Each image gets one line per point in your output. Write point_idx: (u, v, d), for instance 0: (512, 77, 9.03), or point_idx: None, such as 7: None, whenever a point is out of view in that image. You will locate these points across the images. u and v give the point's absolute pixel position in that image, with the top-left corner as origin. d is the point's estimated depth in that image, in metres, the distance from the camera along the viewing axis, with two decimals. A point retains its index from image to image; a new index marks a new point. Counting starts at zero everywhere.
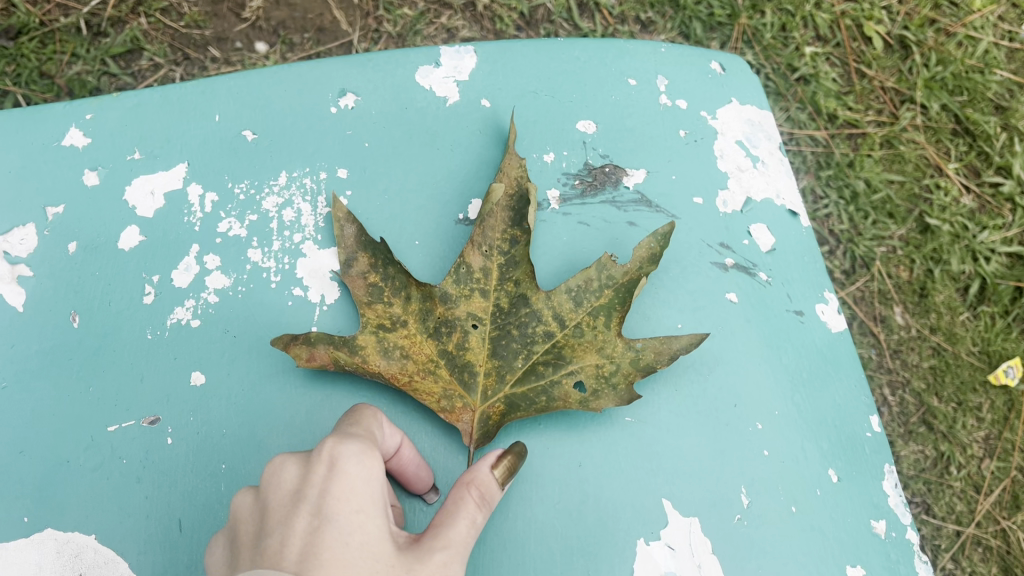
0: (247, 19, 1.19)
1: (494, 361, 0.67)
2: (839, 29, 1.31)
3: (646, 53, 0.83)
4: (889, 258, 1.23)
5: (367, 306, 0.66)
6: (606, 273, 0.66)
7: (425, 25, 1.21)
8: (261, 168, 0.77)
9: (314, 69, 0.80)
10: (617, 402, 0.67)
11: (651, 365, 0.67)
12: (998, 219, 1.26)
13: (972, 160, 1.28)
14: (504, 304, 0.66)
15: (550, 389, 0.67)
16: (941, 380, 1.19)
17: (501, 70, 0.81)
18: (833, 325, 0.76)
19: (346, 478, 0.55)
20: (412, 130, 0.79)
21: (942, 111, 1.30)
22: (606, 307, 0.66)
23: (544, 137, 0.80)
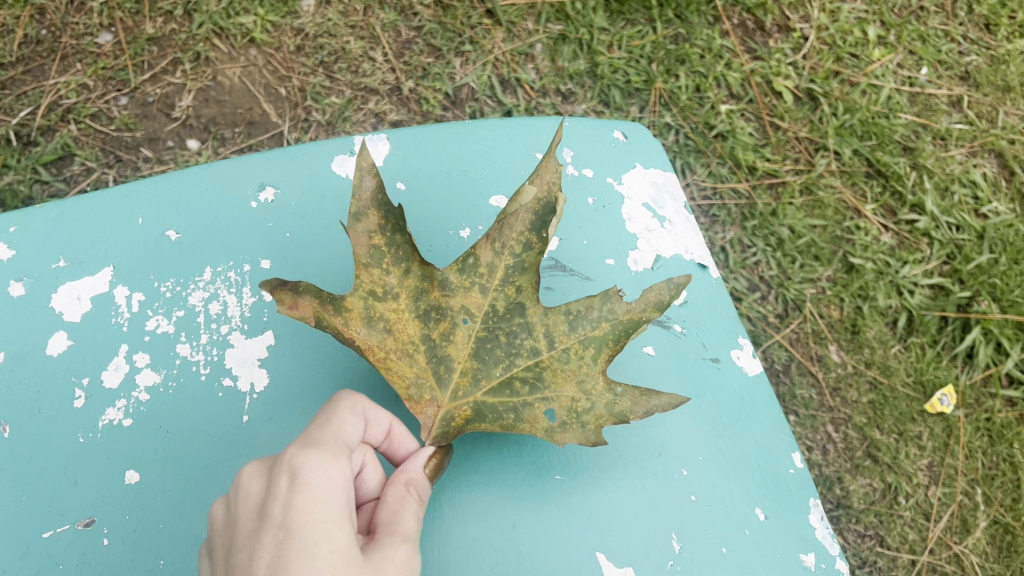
0: (177, 118, 1.22)
1: (473, 362, 0.66)
2: (750, 86, 1.39)
3: (551, 128, 0.87)
4: (819, 299, 1.27)
5: (365, 269, 0.64)
6: (607, 307, 0.64)
7: (353, 112, 1.25)
8: (186, 266, 0.78)
9: (235, 166, 0.82)
10: (581, 439, 0.65)
11: (625, 413, 0.64)
12: (916, 253, 1.32)
13: (887, 200, 1.35)
14: (499, 306, 0.65)
15: (521, 407, 0.66)
16: (881, 413, 1.23)
17: (413, 154, 0.84)
18: (749, 369, 0.79)
19: (308, 489, 0.52)
20: (332, 217, 0.82)
21: (854, 156, 1.37)
22: (597, 339, 0.64)
23: (460, 214, 0.82)
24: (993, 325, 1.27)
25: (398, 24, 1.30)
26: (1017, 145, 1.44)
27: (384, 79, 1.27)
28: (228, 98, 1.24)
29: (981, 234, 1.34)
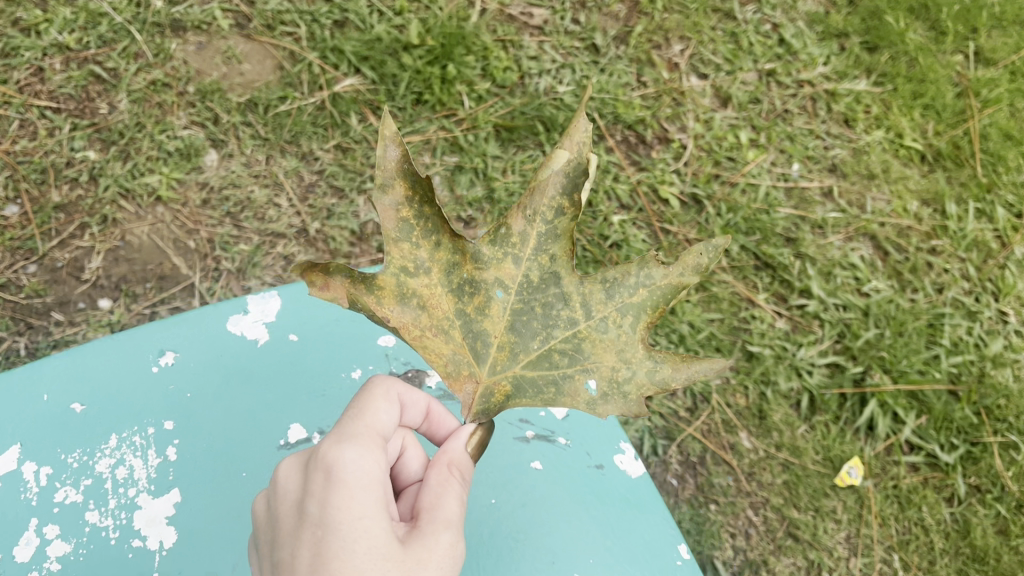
0: (87, 280, 1.28)
1: (511, 335, 0.68)
2: (638, 196, 1.49)
3: None
4: (725, 389, 1.34)
5: (395, 244, 0.65)
6: (646, 276, 0.66)
7: (262, 256, 1.33)
8: (92, 436, 0.88)
9: (134, 337, 0.93)
10: (623, 410, 0.67)
11: (666, 378, 0.66)
12: (809, 335, 1.41)
13: (778, 288, 1.45)
14: (533, 276, 0.67)
15: (563, 380, 0.68)
16: (795, 492, 1.30)
17: (302, 306, 0.99)
18: (631, 471, 0.97)
19: (343, 484, 0.61)
20: (229, 373, 0.94)
21: (742, 251, 1.47)
22: (634, 307, 0.66)
23: (352, 359, 0.98)
24: (887, 397, 1.36)
25: (300, 169, 1.39)
26: (887, 227, 1.58)
27: (290, 223, 1.36)
28: (137, 255, 1.31)
29: (866, 311, 1.44)
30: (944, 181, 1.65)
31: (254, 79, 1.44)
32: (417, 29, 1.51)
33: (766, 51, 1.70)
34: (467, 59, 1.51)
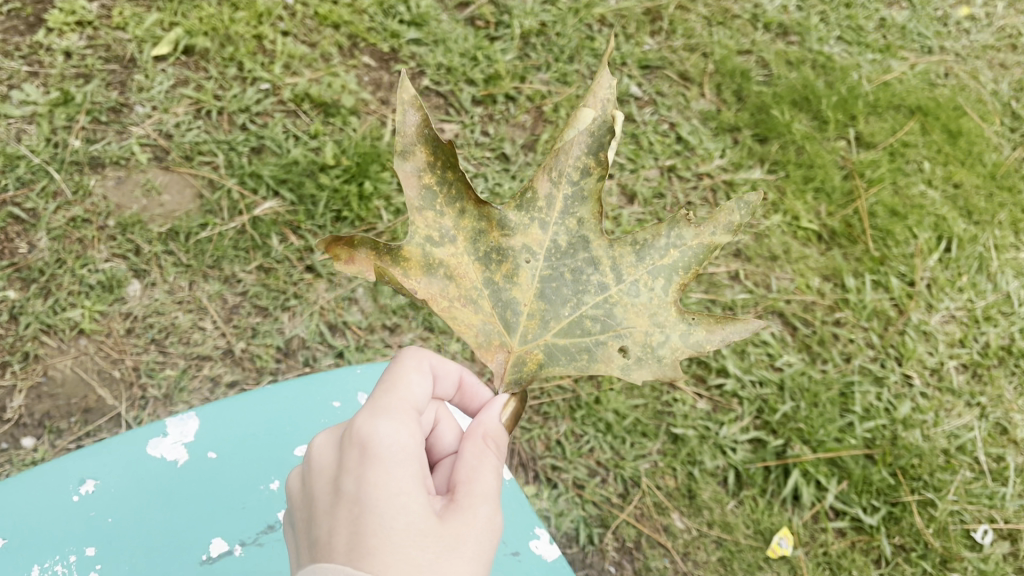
0: (11, 419, 1.39)
1: (540, 304, 0.81)
2: None
3: (343, 381, 1.21)
4: (654, 472, 1.44)
5: (418, 212, 0.77)
6: (677, 236, 0.80)
7: (189, 379, 1.46)
8: (18, 564, 0.99)
9: (55, 468, 1.05)
10: (656, 372, 0.80)
11: (697, 328, 0.80)
12: (730, 412, 1.50)
13: (696, 369, 1.52)
14: (561, 241, 0.80)
15: (596, 346, 0.80)
16: (730, 566, 1.40)
17: (220, 424, 1.13)
18: (547, 554, 1.12)
19: (379, 457, 0.70)
20: (149, 494, 1.06)
21: None
22: (664, 270, 0.80)
23: (268, 471, 1.11)
24: (808, 465, 1.47)
25: (223, 292, 1.53)
26: (792, 304, 1.67)
27: (216, 344, 1.49)
28: (60, 390, 1.43)
29: (781, 385, 1.53)
30: (840, 258, 1.77)
31: (175, 209, 1.58)
32: (332, 151, 1.65)
33: (666, 148, 1.91)
34: (383, 176, 1.64)
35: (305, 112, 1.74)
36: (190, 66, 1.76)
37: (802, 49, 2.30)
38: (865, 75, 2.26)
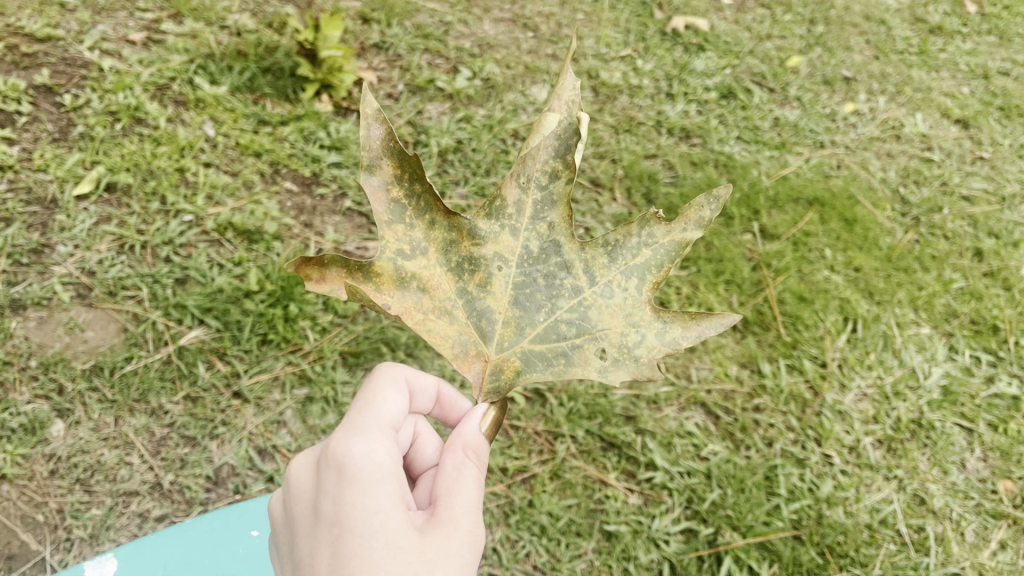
0: None
1: (514, 309, 0.97)
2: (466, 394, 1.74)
3: (257, 512, 1.48)
4: (590, 571, 1.49)
5: (388, 227, 0.93)
6: (650, 234, 0.96)
7: (116, 517, 1.48)
8: None
9: None
10: (634, 370, 0.95)
11: (668, 320, 0.95)
12: (660, 505, 1.58)
13: (625, 465, 1.61)
14: (534, 248, 0.96)
15: (571, 349, 0.96)
16: None
17: (138, 559, 1.39)
18: None
19: (356, 479, 0.86)
20: None
21: (587, 435, 1.64)
22: (637, 270, 0.96)
23: None
24: (739, 551, 1.53)
25: (150, 425, 1.57)
26: (713, 394, 1.75)
27: (144, 479, 1.52)
28: None
29: (708, 474, 1.62)
30: (755, 344, 1.86)
31: (98, 344, 1.63)
32: (256, 277, 1.74)
33: None
34: (307, 297, 1.75)
35: (229, 239, 1.83)
36: (113, 203, 1.85)
37: (705, 150, 2.46)
38: (765, 171, 2.41)
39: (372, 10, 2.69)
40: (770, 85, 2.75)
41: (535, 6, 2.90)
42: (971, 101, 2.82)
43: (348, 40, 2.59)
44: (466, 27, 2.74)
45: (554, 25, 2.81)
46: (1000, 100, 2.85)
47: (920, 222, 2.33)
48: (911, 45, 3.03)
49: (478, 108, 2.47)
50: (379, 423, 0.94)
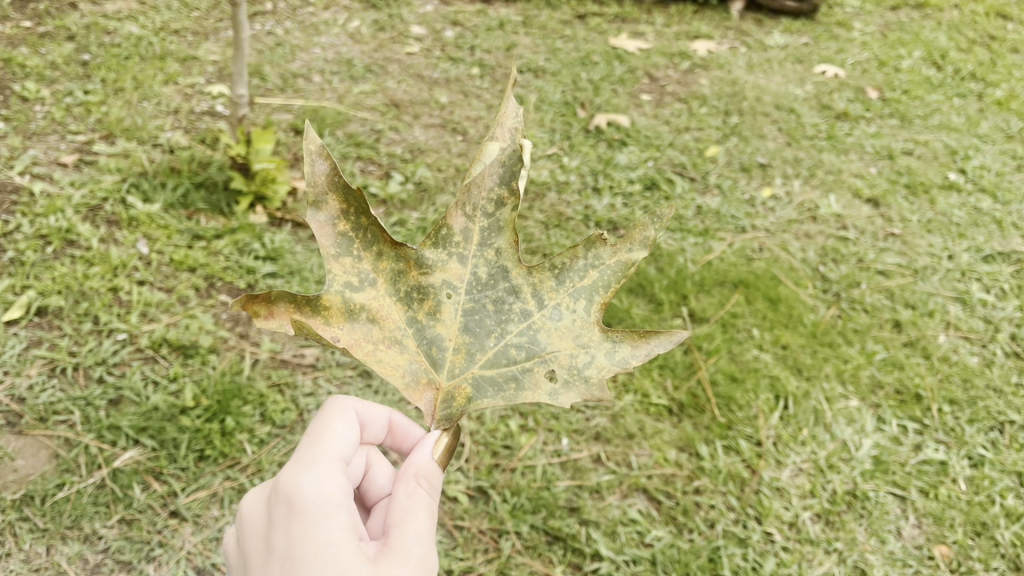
0: None
1: (464, 336, 0.98)
2: None
3: None
4: None
5: (335, 260, 0.94)
6: (595, 256, 0.97)
7: None
8: None
9: None
10: (585, 392, 0.95)
11: (619, 341, 0.96)
12: None
13: (570, 557, 1.67)
14: (483, 274, 0.97)
15: (522, 374, 0.97)
16: None
17: None
18: None
19: (302, 513, 0.91)
20: None
21: (532, 529, 1.71)
22: (586, 293, 0.97)
23: None
24: None
25: (83, 552, 1.55)
26: (653, 479, 1.82)
27: None
28: None
29: (653, 560, 1.66)
30: (691, 427, 1.94)
31: (29, 472, 1.64)
32: (192, 392, 1.80)
33: None
34: (244, 409, 1.80)
35: (163, 355, 1.88)
36: (44, 326, 1.90)
37: None
38: (689, 258, 2.50)
39: (305, 122, 2.79)
40: (690, 175, 2.88)
41: (462, 112, 3.03)
42: (879, 181, 2.96)
43: (281, 151, 2.66)
44: (397, 134, 2.85)
45: (482, 128, 2.94)
46: (907, 178, 2.99)
47: (840, 297, 2.44)
48: (819, 131, 3.21)
49: (412, 211, 2.54)
50: (326, 458, 0.98)
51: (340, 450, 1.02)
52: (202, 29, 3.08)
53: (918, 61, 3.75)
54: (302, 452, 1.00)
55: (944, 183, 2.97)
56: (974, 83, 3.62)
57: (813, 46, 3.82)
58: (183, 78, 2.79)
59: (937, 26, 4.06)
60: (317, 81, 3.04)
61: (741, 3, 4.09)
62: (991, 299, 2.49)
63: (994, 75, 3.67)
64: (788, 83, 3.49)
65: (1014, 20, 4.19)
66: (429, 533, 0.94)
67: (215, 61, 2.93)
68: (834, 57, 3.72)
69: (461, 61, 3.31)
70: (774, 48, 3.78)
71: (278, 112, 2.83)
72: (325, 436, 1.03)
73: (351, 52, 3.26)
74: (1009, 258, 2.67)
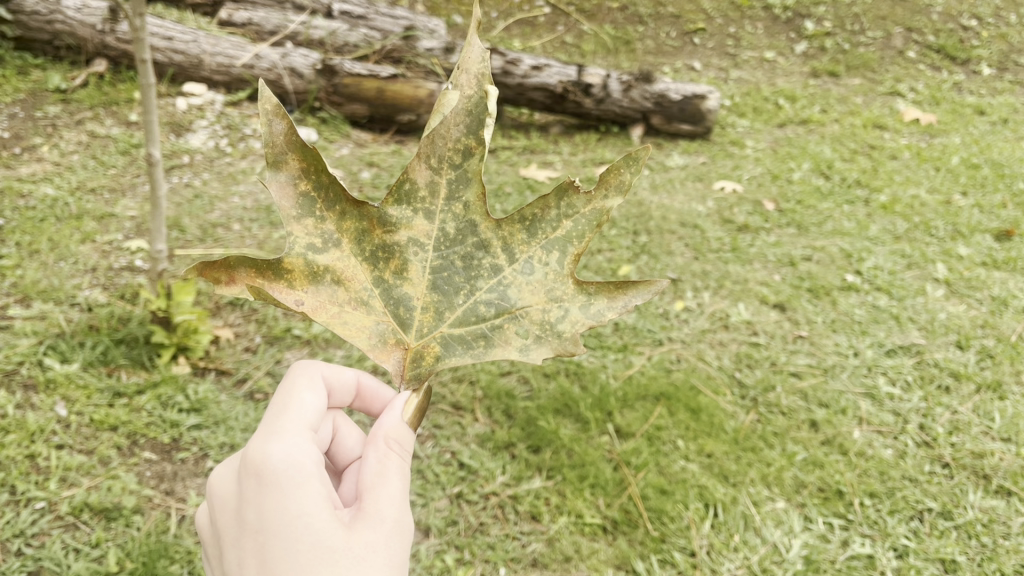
0: None
1: (432, 294, 1.11)
2: None
3: None
4: None
5: (298, 220, 1.06)
6: (568, 205, 1.07)
7: None
8: None
9: None
10: (556, 347, 1.09)
11: (590, 292, 1.09)
12: None
13: None
14: (450, 230, 1.09)
15: (491, 329, 1.12)
16: None
17: None
18: None
19: (274, 487, 1.00)
20: None
21: None
22: (558, 245, 1.08)
23: None
24: None
25: None
26: None
27: None
28: None
29: None
30: (626, 544, 2.00)
31: None
32: (116, 556, 1.79)
33: (451, 476, 2.14)
34: (170, 568, 1.80)
35: (85, 520, 1.87)
36: None
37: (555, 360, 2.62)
38: (611, 374, 2.59)
39: None
40: None
41: None
42: (784, 287, 3.13)
43: (203, 300, 2.68)
44: None
45: None
46: (809, 282, 3.16)
47: (758, 401, 2.54)
48: (723, 244, 3.39)
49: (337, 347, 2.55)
50: (292, 431, 1.08)
51: (306, 421, 1.12)
52: (119, 186, 3.13)
53: (808, 173, 4.03)
54: (268, 426, 1.09)
55: (843, 285, 3.15)
56: (860, 190, 3.90)
57: (711, 164, 4.08)
58: (101, 236, 2.81)
59: (821, 140, 4.38)
60: (236, 230, 3.10)
61: (640, 128, 4.35)
62: (898, 392, 2.62)
63: (876, 181, 3.96)
64: (691, 201, 3.71)
65: (890, 130, 4.55)
66: (400, 495, 1.06)
67: (133, 216, 2.97)
68: (731, 174, 3.98)
69: (378, 200, 3.42)
70: (675, 168, 4.02)
71: (198, 262, 2.86)
72: (294, 410, 1.14)
73: (269, 198, 3.35)
74: (909, 351, 2.82)
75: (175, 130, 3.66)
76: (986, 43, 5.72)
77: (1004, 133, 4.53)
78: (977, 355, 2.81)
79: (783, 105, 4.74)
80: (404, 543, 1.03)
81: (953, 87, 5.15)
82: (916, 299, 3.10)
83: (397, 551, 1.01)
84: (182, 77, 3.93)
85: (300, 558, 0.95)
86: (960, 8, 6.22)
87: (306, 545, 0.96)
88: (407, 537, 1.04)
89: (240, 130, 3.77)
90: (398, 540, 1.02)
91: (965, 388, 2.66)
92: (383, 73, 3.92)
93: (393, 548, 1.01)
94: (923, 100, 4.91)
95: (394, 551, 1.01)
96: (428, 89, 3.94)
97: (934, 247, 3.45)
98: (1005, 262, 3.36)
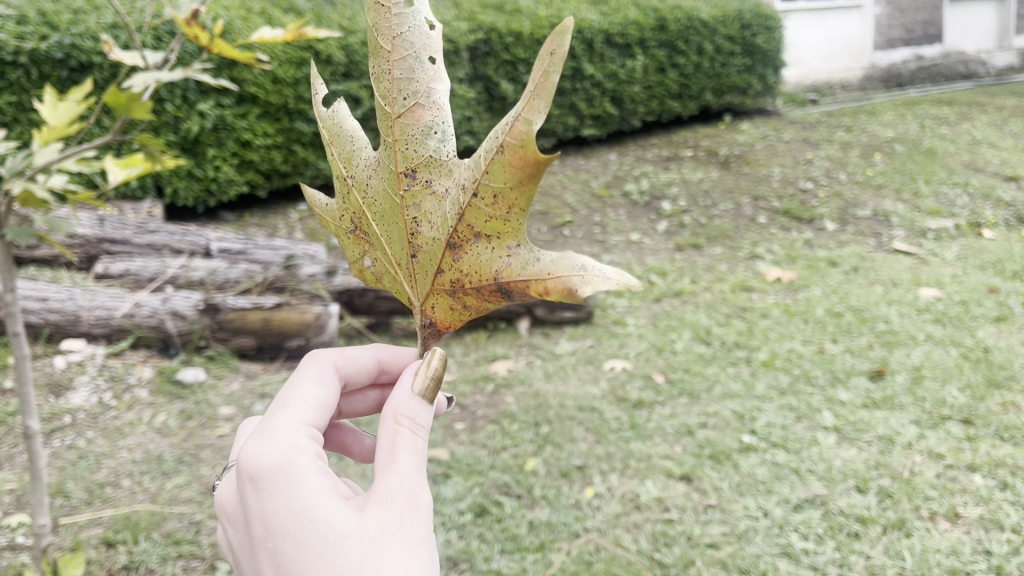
0: None
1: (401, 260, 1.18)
2: None
3: None
4: None
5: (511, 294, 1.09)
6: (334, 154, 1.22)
7: None
8: None
9: None
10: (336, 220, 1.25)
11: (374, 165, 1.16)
12: None
13: None
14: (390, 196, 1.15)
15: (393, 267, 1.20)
16: None
17: None
18: None
19: (268, 496, 1.09)
20: None
21: None
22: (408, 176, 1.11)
23: None
24: None
25: None
26: None
27: None
28: None
29: None
30: None
31: None
32: None
33: None
34: None
35: None
36: None
37: (473, 573, 2.57)
38: None
39: (117, 532, 2.69)
40: (515, 492, 2.99)
41: None
42: (686, 457, 3.18)
43: (93, 569, 2.53)
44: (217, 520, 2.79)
45: None
46: (709, 449, 3.23)
47: None
48: (622, 423, 3.46)
49: None
50: (287, 429, 1.19)
51: (306, 414, 1.26)
52: None
53: (689, 341, 4.22)
54: (269, 425, 1.20)
55: (741, 447, 3.24)
56: (741, 351, 4.10)
57: (598, 346, 4.23)
58: None
59: (696, 309, 4.64)
60: (126, 486, 2.98)
61: (526, 320, 4.48)
62: (812, 547, 2.66)
63: (753, 341, 4.19)
64: (584, 385, 3.81)
65: (756, 290, 4.86)
66: (415, 468, 1.13)
67: (12, 489, 2.82)
68: (618, 353, 4.13)
69: None
70: (565, 354, 4.15)
71: (86, 527, 2.71)
72: (297, 403, 1.28)
73: (160, 448, 3.25)
74: (814, 503, 2.89)
75: (54, 390, 3.55)
76: (825, 202, 6.27)
77: (857, 280, 4.91)
78: (877, 496, 2.91)
79: (655, 281, 5.04)
80: (422, 517, 1.11)
81: (804, 243, 5.59)
82: (811, 450, 3.21)
83: (413, 526, 1.09)
84: (59, 335, 3.87)
85: (315, 552, 1.04)
86: (795, 175, 6.88)
87: (319, 542, 1.04)
88: (423, 510, 1.11)
89: (124, 380, 3.70)
90: (414, 515, 1.09)
91: (872, 531, 2.73)
92: (267, 304, 3.94)
93: (408, 524, 1.09)
94: (781, 260, 5.30)
95: (411, 529, 1.09)
96: (314, 312, 3.97)
97: (818, 396, 3.62)
98: (883, 401, 3.54)
